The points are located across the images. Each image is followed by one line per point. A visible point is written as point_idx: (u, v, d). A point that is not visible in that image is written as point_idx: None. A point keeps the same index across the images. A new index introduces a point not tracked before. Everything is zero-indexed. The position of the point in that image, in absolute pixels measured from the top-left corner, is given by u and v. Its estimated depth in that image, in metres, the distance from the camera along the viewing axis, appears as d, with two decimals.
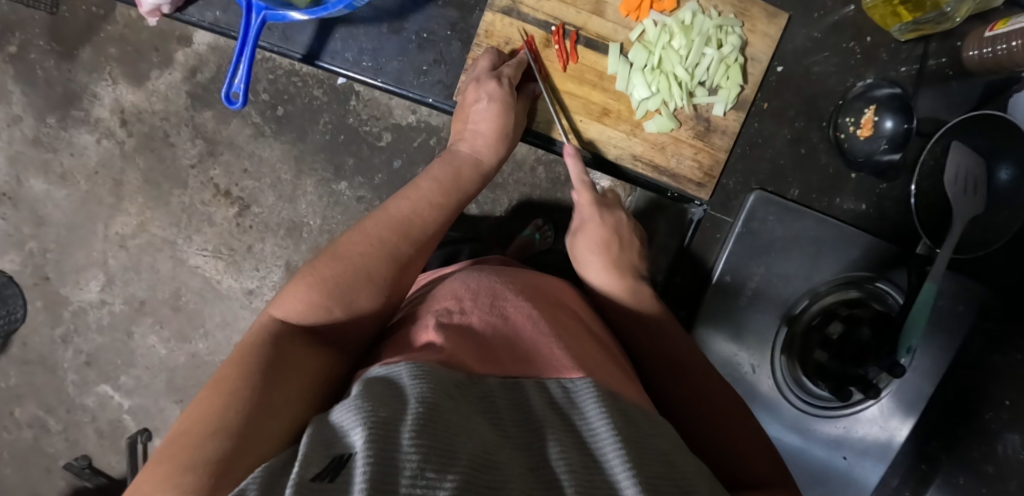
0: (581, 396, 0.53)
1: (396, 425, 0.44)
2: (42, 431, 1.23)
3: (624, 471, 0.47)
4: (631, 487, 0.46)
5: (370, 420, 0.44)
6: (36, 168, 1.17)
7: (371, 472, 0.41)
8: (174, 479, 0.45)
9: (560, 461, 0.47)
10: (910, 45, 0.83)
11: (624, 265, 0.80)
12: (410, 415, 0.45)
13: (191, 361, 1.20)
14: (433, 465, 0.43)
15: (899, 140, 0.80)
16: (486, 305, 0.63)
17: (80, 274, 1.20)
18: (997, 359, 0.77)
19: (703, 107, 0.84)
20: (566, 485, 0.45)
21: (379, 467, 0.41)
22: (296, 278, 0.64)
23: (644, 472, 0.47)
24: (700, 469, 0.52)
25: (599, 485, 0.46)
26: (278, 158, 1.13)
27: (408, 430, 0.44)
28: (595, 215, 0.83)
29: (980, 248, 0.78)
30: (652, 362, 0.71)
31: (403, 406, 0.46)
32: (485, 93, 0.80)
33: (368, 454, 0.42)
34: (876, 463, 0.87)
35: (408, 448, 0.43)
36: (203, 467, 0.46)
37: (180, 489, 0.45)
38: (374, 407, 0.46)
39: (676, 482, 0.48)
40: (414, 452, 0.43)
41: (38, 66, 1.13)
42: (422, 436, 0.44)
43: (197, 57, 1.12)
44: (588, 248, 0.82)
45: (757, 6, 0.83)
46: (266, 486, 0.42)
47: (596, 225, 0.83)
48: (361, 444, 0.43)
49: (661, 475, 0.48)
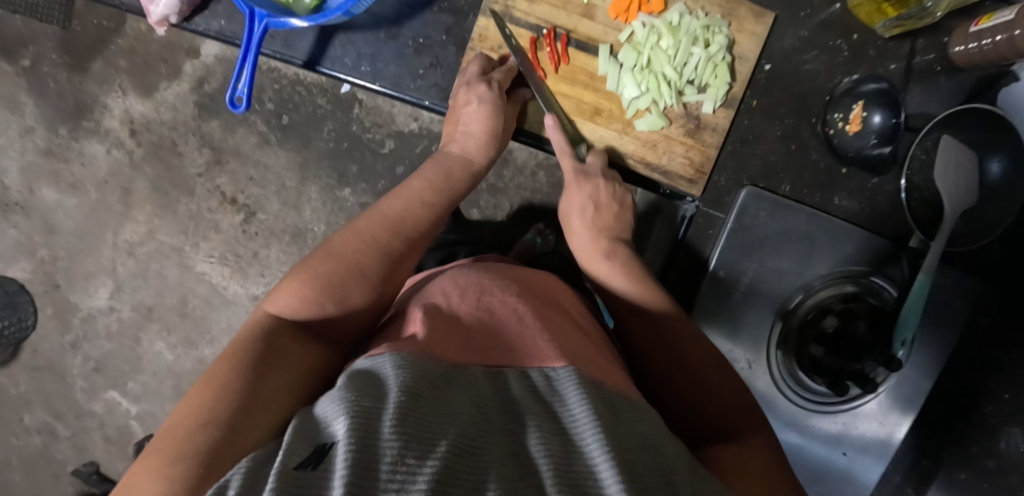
0: (562, 384, 0.54)
1: (376, 414, 0.45)
2: (51, 437, 1.25)
3: (602, 453, 0.47)
4: (609, 470, 0.46)
5: (352, 410, 0.45)
6: (48, 178, 1.20)
7: (351, 460, 0.41)
8: (164, 469, 0.47)
9: (539, 446, 0.47)
10: (897, 42, 0.84)
11: (604, 229, 0.82)
12: (391, 404, 0.46)
13: (197, 366, 1.22)
14: (413, 451, 0.43)
15: (887, 134, 0.82)
16: (472, 300, 0.64)
17: (90, 281, 1.22)
18: (995, 351, 0.77)
19: (692, 105, 0.85)
20: (543, 469, 0.46)
21: (359, 454, 0.42)
22: (290, 275, 0.65)
23: (622, 454, 0.47)
24: (682, 455, 0.52)
25: (577, 468, 0.46)
26: (283, 166, 1.16)
27: (388, 419, 0.45)
28: (574, 182, 0.84)
29: (971, 241, 0.79)
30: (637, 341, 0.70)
31: (385, 396, 0.47)
32: (476, 96, 0.83)
33: (348, 442, 0.42)
34: (876, 460, 0.87)
35: (387, 435, 0.43)
36: (191, 457, 0.47)
37: (169, 479, 0.46)
38: (358, 397, 0.46)
39: (656, 466, 0.48)
40: (394, 439, 0.43)
41: (50, 79, 1.16)
42: (402, 424, 0.44)
43: (204, 68, 1.15)
44: (573, 214, 0.83)
45: (744, 7, 0.85)
46: (247, 481, 0.42)
47: (577, 192, 0.83)
48: (343, 432, 0.44)
49: (642, 459, 0.48)
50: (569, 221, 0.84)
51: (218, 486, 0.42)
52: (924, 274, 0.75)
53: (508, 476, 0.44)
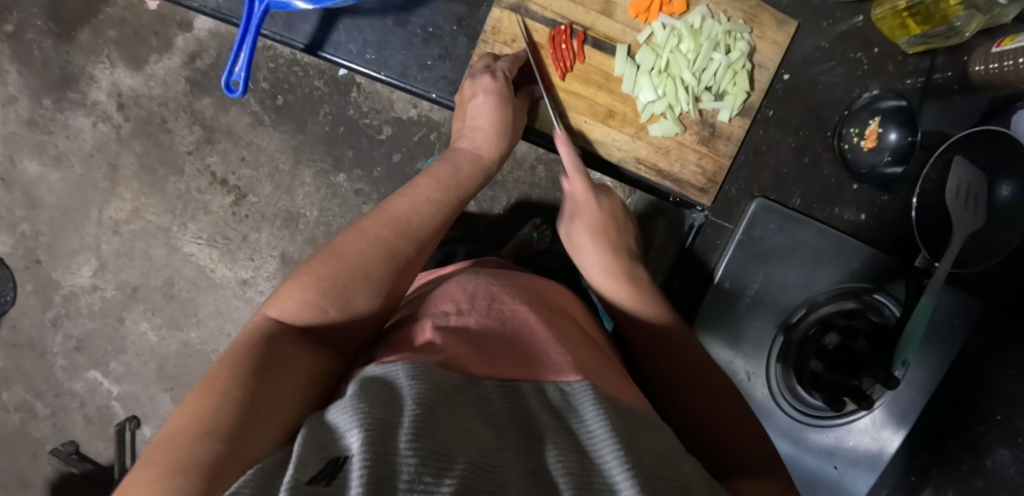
0: (578, 398, 0.53)
1: (393, 427, 0.44)
2: (29, 415, 1.22)
3: (622, 472, 0.46)
4: (628, 487, 0.45)
5: (367, 423, 0.43)
6: (30, 149, 1.15)
7: (368, 476, 0.40)
8: (164, 482, 0.44)
9: (557, 463, 0.46)
10: (916, 58, 0.84)
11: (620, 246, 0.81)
12: (407, 416, 0.45)
13: (182, 349, 1.19)
14: (430, 469, 0.42)
15: (902, 152, 0.81)
16: (482, 308, 0.62)
17: (73, 258, 1.18)
18: (989, 373, 0.78)
19: (709, 112, 0.85)
20: (562, 486, 0.44)
21: (375, 470, 0.41)
22: (292, 278, 0.63)
23: (642, 472, 0.46)
24: (698, 470, 0.51)
25: (596, 487, 0.45)
26: (277, 148, 1.12)
27: (404, 434, 0.43)
28: (589, 201, 0.82)
29: (978, 263, 0.79)
30: (647, 357, 0.70)
31: (400, 408, 0.46)
32: (481, 88, 0.80)
33: (365, 457, 0.41)
34: (865, 473, 0.87)
35: (404, 452, 0.42)
36: (193, 470, 0.45)
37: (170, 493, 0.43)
38: (370, 408, 0.45)
39: (675, 483, 0.47)
40: (411, 456, 0.42)
41: (35, 46, 1.11)
42: (419, 439, 0.43)
43: (198, 42, 1.10)
44: (582, 233, 0.82)
45: (767, 13, 0.84)
46: (258, 488, 0.41)
47: (592, 211, 0.83)
48: (357, 446, 0.42)
49: (660, 477, 0.47)
50: (571, 236, 0.83)
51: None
52: (929, 295, 0.74)
53: None
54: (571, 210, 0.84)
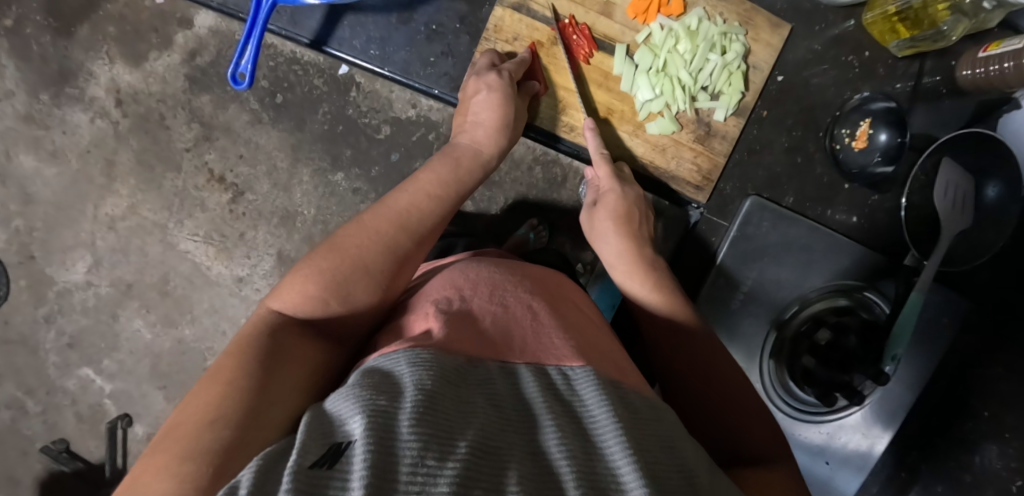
0: (580, 385, 0.54)
1: (396, 413, 0.44)
2: (19, 412, 1.21)
3: (624, 457, 0.47)
4: (630, 471, 0.46)
5: (370, 409, 0.44)
6: (26, 144, 1.15)
7: (371, 460, 0.41)
8: (173, 468, 0.45)
9: (558, 446, 0.47)
10: (906, 62, 0.86)
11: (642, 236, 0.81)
12: (409, 403, 0.45)
13: (176, 347, 1.19)
14: (433, 453, 0.43)
15: (892, 153, 0.83)
16: (485, 294, 0.63)
17: (67, 254, 1.18)
18: (978, 369, 0.82)
19: (704, 111, 0.87)
20: (564, 471, 0.45)
21: (378, 455, 0.41)
22: (294, 272, 0.64)
23: (644, 456, 0.47)
24: (700, 454, 0.52)
25: (599, 471, 0.46)
26: (275, 146, 1.13)
27: (406, 418, 0.44)
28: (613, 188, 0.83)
29: (966, 262, 0.82)
30: (656, 346, 0.70)
31: (402, 394, 0.46)
32: (485, 84, 0.83)
33: (368, 442, 0.42)
34: (856, 472, 0.87)
35: (406, 435, 0.43)
36: (202, 456, 0.46)
37: (180, 478, 0.44)
38: (373, 396, 0.46)
39: (675, 468, 0.48)
40: (413, 440, 0.43)
41: (34, 41, 1.12)
42: (420, 423, 0.44)
43: (197, 40, 1.11)
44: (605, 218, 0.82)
45: (761, 17, 0.86)
46: (260, 475, 0.41)
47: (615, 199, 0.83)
48: (360, 431, 0.43)
49: (662, 460, 0.48)
50: (591, 222, 0.84)
51: (229, 485, 0.41)
52: (918, 291, 0.77)
53: (529, 479, 0.44)
54: (595, 198, 0.85)
